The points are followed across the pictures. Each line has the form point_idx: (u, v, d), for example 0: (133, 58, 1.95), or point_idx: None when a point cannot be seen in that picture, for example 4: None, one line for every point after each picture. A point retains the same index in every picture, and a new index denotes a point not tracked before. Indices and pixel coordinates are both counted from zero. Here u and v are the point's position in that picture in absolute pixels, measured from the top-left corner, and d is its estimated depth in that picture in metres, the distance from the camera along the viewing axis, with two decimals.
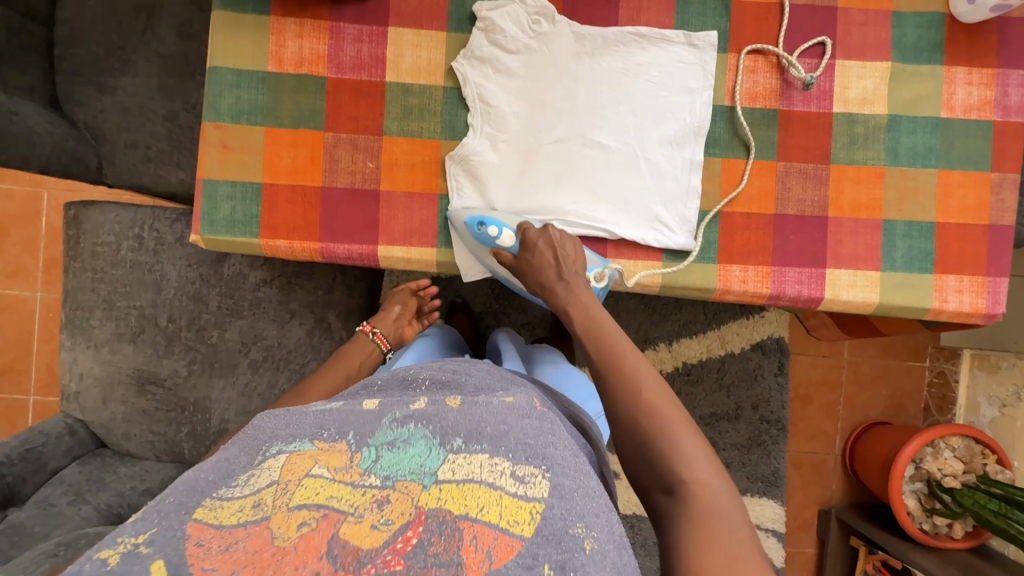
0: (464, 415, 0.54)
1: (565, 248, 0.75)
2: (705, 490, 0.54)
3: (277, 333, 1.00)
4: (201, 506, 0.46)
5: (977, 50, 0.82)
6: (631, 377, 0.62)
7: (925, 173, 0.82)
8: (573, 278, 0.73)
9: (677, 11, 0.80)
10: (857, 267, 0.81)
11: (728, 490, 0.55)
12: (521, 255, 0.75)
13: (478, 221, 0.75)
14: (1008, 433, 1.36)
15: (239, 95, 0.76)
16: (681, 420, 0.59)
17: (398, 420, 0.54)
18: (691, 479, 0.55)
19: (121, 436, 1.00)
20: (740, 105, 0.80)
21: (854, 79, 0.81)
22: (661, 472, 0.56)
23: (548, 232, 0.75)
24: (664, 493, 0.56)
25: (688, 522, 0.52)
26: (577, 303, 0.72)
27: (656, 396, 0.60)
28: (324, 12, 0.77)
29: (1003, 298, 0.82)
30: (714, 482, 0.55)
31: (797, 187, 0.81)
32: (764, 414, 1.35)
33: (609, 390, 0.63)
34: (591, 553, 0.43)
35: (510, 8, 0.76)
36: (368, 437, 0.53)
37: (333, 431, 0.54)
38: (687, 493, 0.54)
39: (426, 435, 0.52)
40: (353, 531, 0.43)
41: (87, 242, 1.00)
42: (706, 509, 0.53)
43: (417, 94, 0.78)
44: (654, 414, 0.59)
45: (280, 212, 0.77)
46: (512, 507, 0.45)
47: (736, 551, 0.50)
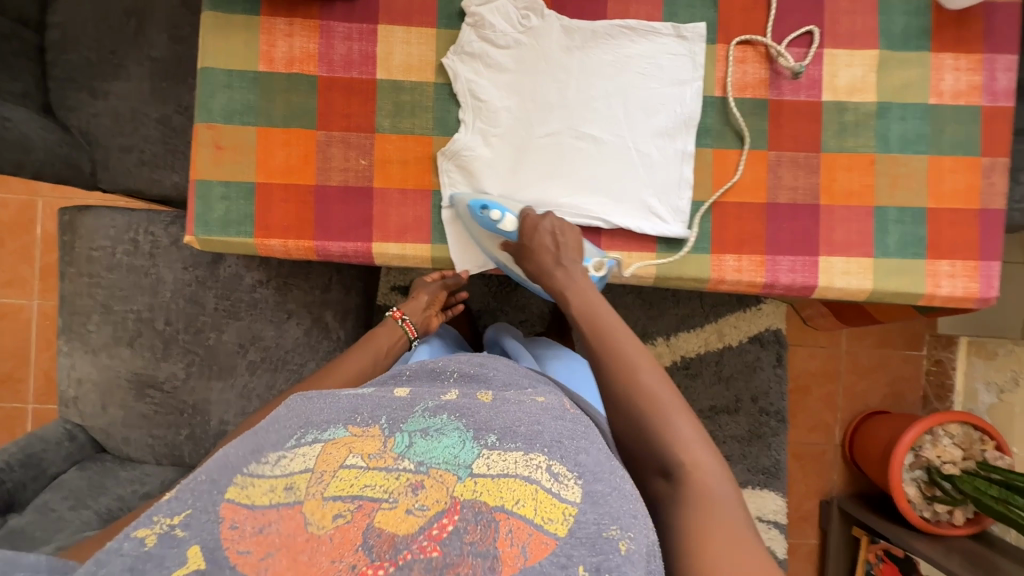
0: (497, 413, 0.57)
1: (565, 236, 0.76)
2: (701, 472, 0.55)
3: (274, 334, 1.00)
4: (233, 485, 0.47)
5: (964, 36, 0.82)
6: (626, 363, 0.63)
7: (915, 159, 0.82)
8: (571, 264, 0.76)
9: (665, 3, 0.81)
10: (850, 254, 0.82)
11: (723, 472, 0.56)
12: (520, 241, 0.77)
13: (481, 205, 0.76)
14: (1007, 419, 1.37)
15: (231, 96, 0.76)
16: (677, 405, 0.60)
17: (430, 411, 0.57)
18: (688, 461, 0.56)
19: (121, 440, 1.00)
20: (732, 95, 0.80)
21: (843, 67, 0.82)
22: (661, 453, 0.57)
23: (552, 218, 0.77)
24: (662, 477, 0.57)
25: (688, 504, 0.53)
26: (574, 287, 0.74)
27: (653, 381, 0.61)
28: (314, 11, 0.77)
29: (996, 282, 0.82)
30: (710, 464, 0.56)
31: (788, 175, 0.82)
32: (763, 406, 1.35)
33: (605, 376, 0.64)
34: (626, 554, 0.44)
35: (498, 3, 0.77)
36: (402, 424, 0.55)
37: (366, 416, 0.56)
38: (685, 476, 0.55)
39: (459, 428, 0.55)
40: (388, 518, 0.45)
41: (82, 247, 1.00)
42: (704, 493, 0.54)
43: (408, 91, 0.78)
44: (651, 397, 0.60)
45: (274, 211, 0.77)
46: (546, 504, 0.47)
47: (736, 531, 0.51)
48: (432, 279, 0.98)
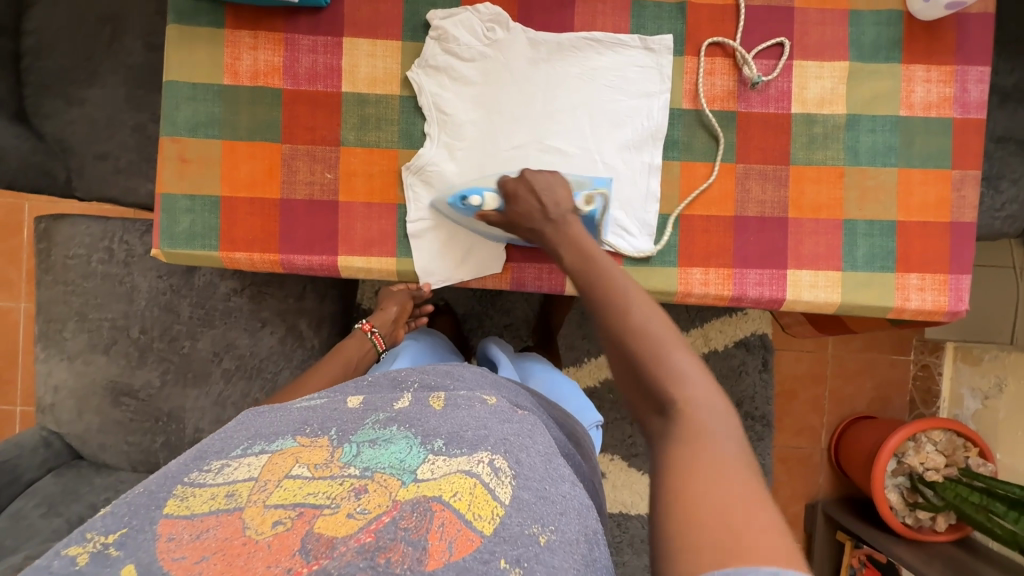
0: (446, 418, 0.58)
1: (549, 191, 0.74)
2: (694, 409, 0.53)
3: (249, 342, 1.01)
4: (173, 498, 0.48)
5: (935, 47, 0.82)
6: (620, 303, 0.62)
7: (885, 171, 0.82)
8: (560, 217, 0.72)
9: (632, 14, 0.80)
10: (818, 267, 0.81)
11: (720, 409, 0.54)
12: (507, 210, 0.74)
13: (459, 196, 0.77)
14: (990, 426, 1.37)
15: (196, 108, 0.76)
16: (676, 341, 0.58)
17: (381, 422, 0.58)
18: (680, 397, 0.54)
19: (97, 447, 1.00)
20: (707, 109, 0.80)
21: (812, 79, 0.81)
22: (653, 389, 0.56)
23: (526, 178, 0.75)
24: (658, 415, 0.55)
25: (676, 441, 0.52)
26: (565, 240, 0.71)
27: (648, 322, 0.60)
28: (279, 23, 0.77)
29: (965, 295, 0.82)
30: (703, 399, 0.54)
31: (756, 188, 0.81)
32: (749, 410, 1.35)
33: (603, 317, 0.63)
34: (546, 545, 0.46)
35: (462, 16, 0.77)
36: (351, 435, 0.56)
37: (315, 428, 0.57)
38: (677, 414, 0.54)
39: (408, 435, 0.56)
40: (328, 523, 0.45)
41: (58, 255, 1.00)
42: (697, 429, 0.52)
43: (373, 104, 0.78)
44: (645, 335, 0.59)
45: (239, 224, 0.77)
46: (481, 499, 0.48)
47: (726, 466, 0.49)
48: (398, 289, 1.00)
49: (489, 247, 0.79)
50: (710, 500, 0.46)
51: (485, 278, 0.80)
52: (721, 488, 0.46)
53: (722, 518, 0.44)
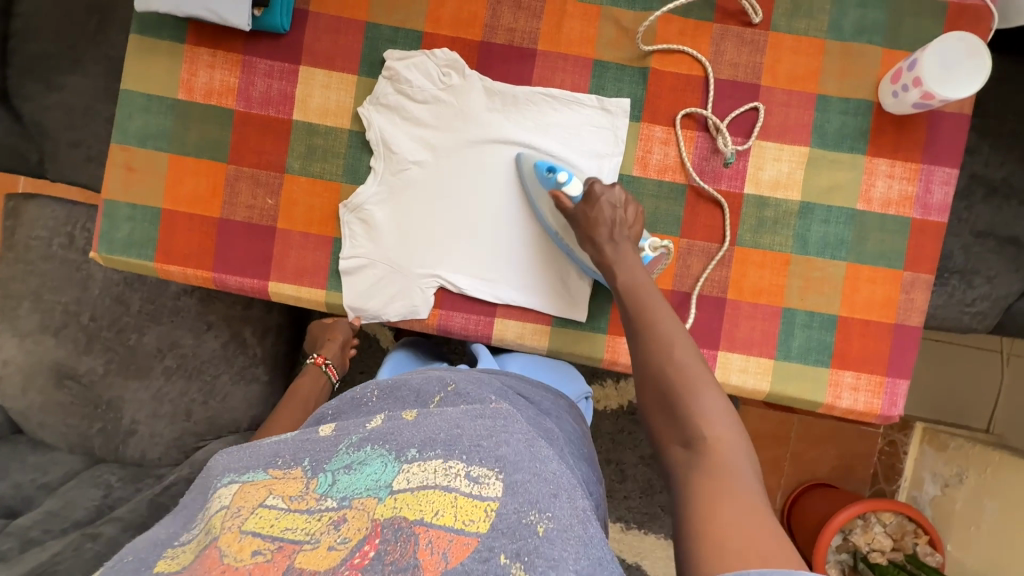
0: (420, 427, 0.57)
1: (625, 210, 0.73)
2: (723, 446, 0.56)
3: (193, 343, 1.02)
4: (161, 560, 0.48)
5: (903, 143, 0.79)
6: (665, 340, 0.64)
7: (833, 265, 0.80)
8: (621, 240, 0.71)
9: (593, 74, 0.79)
10: (750, 352, 0.80)
11: (745, 447, 0.57)
12: (581, 204, 0.73)
13: (546, 165, 0.75)
14: (946, 516, 1.27)
15: (148, 119, 0.77)
16: (707, 378, 0.61)
17: (355, 444, 0.57)
18: (711, 434, 0.57)
19: (37, 424, 1.03)
20: (727, 214, 0.79)
21: (770, 161, 0.79)
22: (683, 423, 0.59)
23: (613, 190, 0.73)
24: (683, 446, 0.58)
25: (703, 475, 0.55)
26: (623, 264, 0.70)
27: (687, 358, 0.62)
28: (237, 45, 0.77)
29: (900, 401, 0.80)
30: (732, 442, 0.57)
31: (698, 265, 0.80)
32: None
33: (639, 349, 0.65)
34: (544, 536, 0.45)
35: (417, 59, 0.77)
36: (325, 463, 0.56)
37: (287, 458, 0.57)
38: (706, 447, 0.57)
39: (383, 454, 0.55)
40: (310, 558, 0.45)
41: (22, 234, 1.02)
42: (723, 465, 0.55)
43: (322, 135, 0.78)
44: (680, 371, 0.61)
45: (177, 238, 0.78)
46: (466, 507, 0.48)
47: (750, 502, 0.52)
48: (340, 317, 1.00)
49: (419, 293, 0.78)
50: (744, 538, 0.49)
51: (413, 322, 0.80)
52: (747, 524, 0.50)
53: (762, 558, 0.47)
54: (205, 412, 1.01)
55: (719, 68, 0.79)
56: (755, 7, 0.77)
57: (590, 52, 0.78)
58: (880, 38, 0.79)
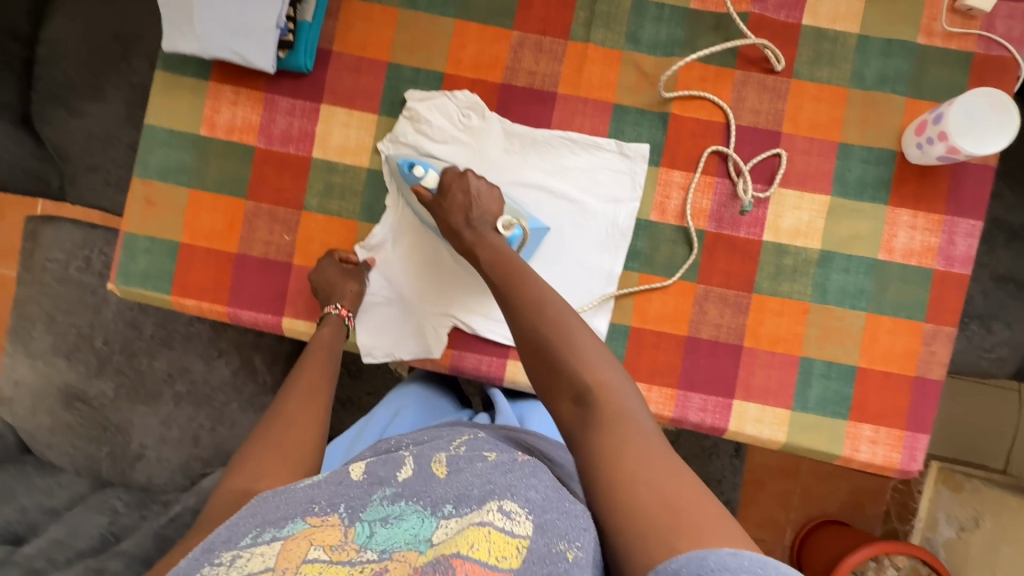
0: (451, 482, 0.54)
1: (483, 194, 0.71)
2: (606, 390, 0.53)
3: (203, 369, 1.03)
4: None
5: (926, 194, 0.78)
6: (537, 302, 0.61)
7: (853, 315, 0.79)
8: (482, 222, 0.70)
9: (613, 118, 0.78)
10: (767, 403, 0.79)
11: (631, 389, 0.54)
12: (438, 195, 0.72)
13: (408, 163, 0.74)
14: (961, 560, 1.18)
15: (169, 154, 0.78)
16: (582, 329, 0.58)
17: (388, 497, 0.53)
18: (594, 382, 0.54)
19: (44, 446, 1.02)
20: (690, 227, 0.77)
21: (790, 209, 0.78)
22: (567, 379, 0.55)
23: (466, 176, 0.72)
24: (571, 402, 0.54)
25: (595, 427, 0.51)
26: (484, 244, 0.69)
27: (562, 314, 0.60)
28: (260, 83, 0.78)
29: (920, 455, 0.78)
30: (618, 386, 0.54)
31: (714, 311, 0.79)
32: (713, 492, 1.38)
33: (517, 313, 0.62)
34: (574, 562, 0.44)
35: (438, 100, 0.77)
36: (361, 512, 0.51)
37: (325, 504, 0.51)
38: (592, 398, 0.53)
39: (418, 509, 0.52)
40: None
41: (40, 256, 1.03)
42: (612, 410, 0.52)
43: (341, 173, 0.78)
44: (554, 326, 0.58)
45: (193, 272, 0.78)
46: (500, 542, 0.45)
47: (644, 440, 0.49)
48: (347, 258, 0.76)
49: (431, 332, 0.77)
50: (649, 486, 0.46)
51: (424, 361, 0.79)
52: (646, 469, 0.47)
53: (676, 510, 0.44)
54: (212, 438, 1.01)
55: (740, 114, 0.78)
56: (777, 55, 0.77)
57: (611, 96, 0.78)
58: (903, 87, 0.78)
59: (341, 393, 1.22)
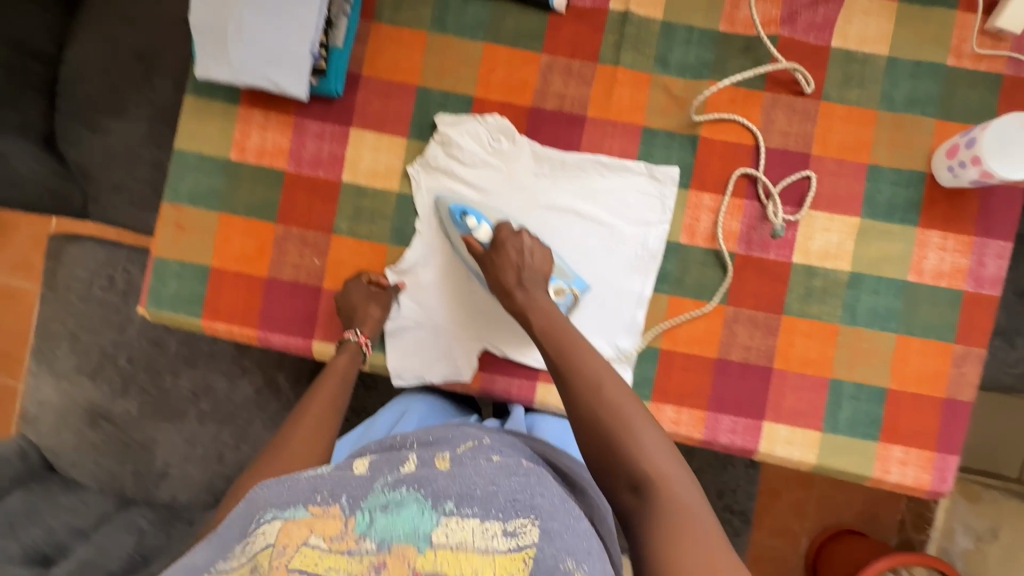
0: (455, 477, 0.52)
1: (533, 256, 0.71)
2: (668, 484, 0.53)
3: (227, 387, 1.03)
4: None
5: (956, 215, 0.78)
6: (592, 381, 0.59)
7: (882, 336, 0.79)
8: (532, 284, 0.69)
9: (642, 141, 0.79)
10: (797, 424, 0.79)
11: (690, 481, 0.54)
12: (490, 250, 0.72)
13: (460, 210, 0.75)
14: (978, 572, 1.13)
15: (199, 179, 0.78)
16: (641, 415, 0.57)
17: (390, 484, 0.51)
18: (656, 476, 0.53)
19: (69, 464, 1.02)
20: (724, 251, 0.77)
21: (819, 231, 0.79)
22: (626, 467, 0.54)
23: (520, 236, 0.72)
24: (630, 492, 0.54)
25: (658, 524, 0.51)
26: (536, 308, 0.68)
27: (619, 394, 0.58)
28: (290, 107, 0.78)
29: (949, 475, 0.78)
30: (678, 478, 0.53)
31: (744, 333, 0.79)
32: (728, 503, 1.27)
33: (571, 391, 0.60)
34: None
35: (469, 125, 0.77)
36: (362, 501, 0.50)
37: (327, 494, 0.50)
38: (654, 491, 0.53)
39: (419, 498, 0.50)
40: None
41: (64, 275, 1.05)
42: (675, 507, 0.52)
43: (370, 197, 0.79)
44: (616, 411, 0.57)
45: (224, 296, 0.78)
46: (500, 562, 0.46)
47: (710, 542, 0.49)
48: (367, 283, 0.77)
49: (463, 355, 0.78)
50: None
51: (454, 384, 0.79)
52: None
53: None
54: (236, 456, 1.01)
55: (769, 136, 0.79)
56: (807, 78, 0.77)
57: (640, 119, 0.78)
58: (932, 109, 0.78)
59: (356, 403, 1.22)
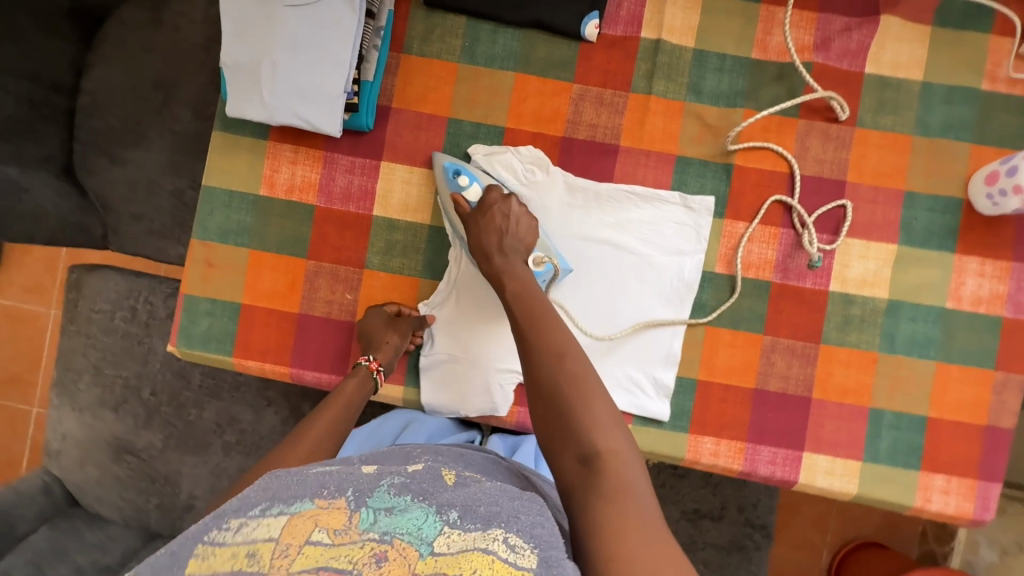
0: (462, 490, 0.47)
1: (518, 224, 0.70)
2: (615, 460, 0.50)
3: (252, 418, 1.02)
4: (194, 558, 0.40)
5: (992, 241, 0.77)
6: (557, 349, 0.56)
7: (921, 365, 0.78)
8: (512, 250, 0.68)
9: (675, 170, 0.78)
10: (837, 454, 0.78)
11: (639, 465, 0.50)
12: (477, 210, 0.71)
13: (455, 168, 0.73)
14: None
15: (229, 216, 0.77)
16: (601, 390, 0.54)
17: (397, 486, 0.46)
18: (604, 450, 0.50)
19: (93, 498, 1.01)
20: (738, 275, 0.77)
21: (856, 258, 0.78)
22: (575, 439, 0.51)
23: (509, 203, 0.71)
24: (577, 464, 0.50)
25: (597, 498, 0.48)
26: (513, 274, 0.66)
27: (583, 368, 0.55)
28: (320, 141, 0.77)
29: (992, 504, 0.77)
30: (625, 457, 0.50)
31: (782, 362, 0.78)
32: (750, 517, 1.09)
33: (532, 358, 0.57)
34: None
35: (504, 156, 0.76)
36: (369, 497, 0.44)
37: (333, 486, 0.45)
38: (601, 466, 0.49)
39: (424, 504, 0.45)
40: None
41: (85, 307, 1.02)
42: (619, 485, 0.48)
43: (402, 230, 0.78)
44: (575, 379, 0.54)
45: (255, 333, 0.77)
46: None
47: (646, 524, 0.46)
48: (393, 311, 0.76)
49: (498, 389, 0.76)
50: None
51: (489, 418, 0.78)
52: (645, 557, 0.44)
53: None
54: None
55: (804, 164, 0.78)
56: (841, 105, 0.76)
57: (673, 148, 0.78)
58: (968, 135, 0.77)
59: None
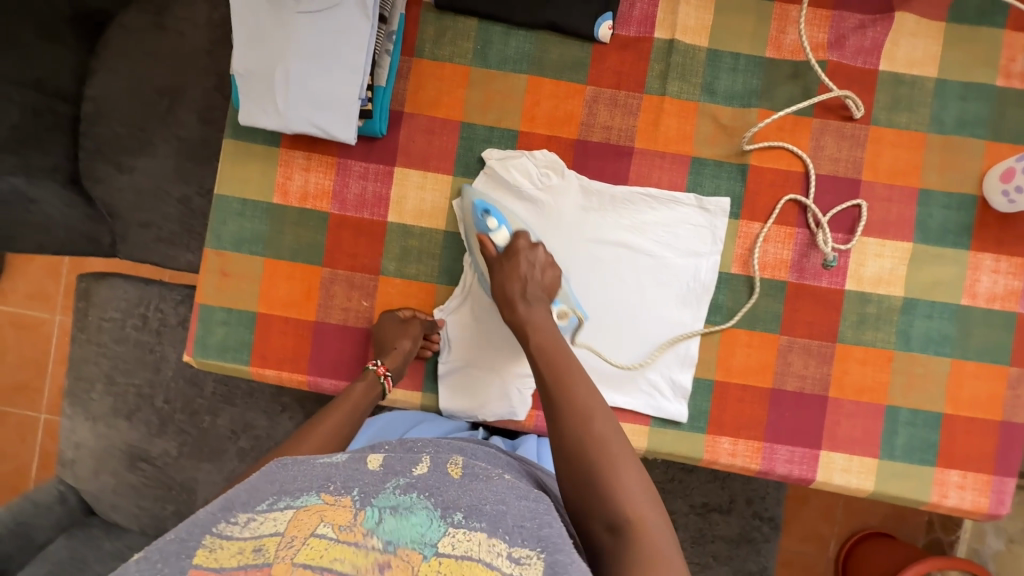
0: (468, 487, 0.47)
1: (543, 274, 0.71)
2: (646, 527, 0.49)
3: (267, 424, 1.02)
4: (202, 547, 0.40)
5: (1007, 237, 0.77)
6: (583, 412, 0.56)
7: (937, 362, 0.78)
8: (536, 300, 0.68)
9: (690, 171, 0.78)
10: (853, 451, 0.78)
11: (668, 531, 0.50)
12: (503, 256, 0.70)
13: (483, 208, 0.73)
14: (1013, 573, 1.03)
15: (242, 224, 0.77)
16: (627, 453, 0.54)
17: (402, 485, 0.46)
18: (633, 517, 0.50)
19: (109, 506, 1.01)
20: (754, 275, 0.77)
21: (872, 257, 0.78)
22: (604, 505, 0.51)
23: (536, 253, 0.71)
24: (608, 532, 0.50)
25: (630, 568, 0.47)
26: (536, 324, 0.66)
27: (608, 431, 0.55)
28: (332, 148, 0.76)
29: (1007, 498, 0.77)
30: (655, 523, 0.50)
31: (798, 362, 0.78)
32: (756, 509, 1.10)
33: (557, 419, 0.57)
34: None
35: (518, 159, 0.76)
36: (374, 496, 0.44)
37: (339, 484, 0.45)
38: (631, 534, 0.49)
39: (428, 504, 0.44)
40: None
41: (95, 315, 1.01)
42: (651, 553, 0.47)
43: (417, 236, 0.77)
44: (602, 442, 0.54)
45: (272, 341, 0.77)
46: None
47: None
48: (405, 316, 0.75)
49: (517, 394, 0.77)
50: None
51: (506, 422, 0.78)
52: None
53: None
54: None
55: (819, 163, 0.78)
56: (857, 103, 0.76)
57: (688, 149, 0.77)
58: (982, 131, 0.77)
59: None
